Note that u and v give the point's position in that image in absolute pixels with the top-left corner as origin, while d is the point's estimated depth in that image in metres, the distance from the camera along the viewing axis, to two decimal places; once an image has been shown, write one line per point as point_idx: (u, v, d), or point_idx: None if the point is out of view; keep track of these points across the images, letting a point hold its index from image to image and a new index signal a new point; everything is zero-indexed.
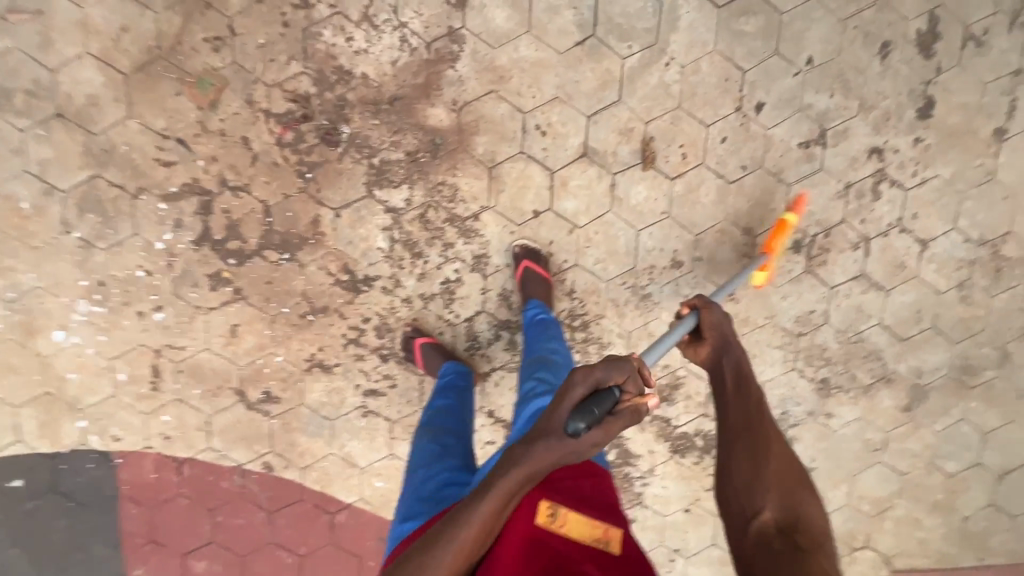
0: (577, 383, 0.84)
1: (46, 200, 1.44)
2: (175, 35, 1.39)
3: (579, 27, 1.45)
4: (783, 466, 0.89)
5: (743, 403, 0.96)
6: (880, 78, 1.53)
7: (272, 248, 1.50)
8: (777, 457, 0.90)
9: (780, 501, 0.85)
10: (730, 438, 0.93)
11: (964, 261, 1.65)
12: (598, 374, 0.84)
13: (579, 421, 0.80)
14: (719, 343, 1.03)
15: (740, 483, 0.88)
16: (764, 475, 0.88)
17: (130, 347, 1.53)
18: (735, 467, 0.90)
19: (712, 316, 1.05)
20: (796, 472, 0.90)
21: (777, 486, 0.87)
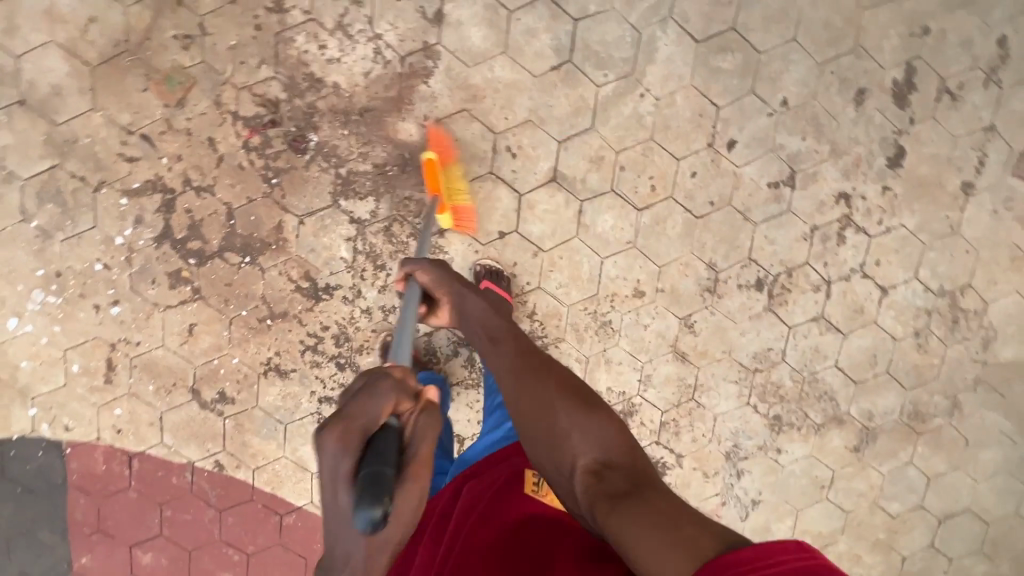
0: (328, 454, 0.67)
1: (5, 186, 1.42)
2: (145, 30, 1.37)
3: (556, 51, 1.45)
4: (577, 398, 0.87)
5: (521, 363, 0.96)
6: (853, 124, 1.54)
7: (234, 251, 1.50)
8: (571, 393, 0.88)
9: (589, 440, 0.82)
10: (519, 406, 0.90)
11: (922, 310, 1.67)
12: (359, 424, 0.68)
13: (370, 512, 0.59)
14: (455, 298, 1.11)
15: (546, 440, 0.85)
16: (560, 419, 0.85)
17: (85, 339, 1.53)
18: (539, 426, 0.86)
19: (431, 275, 1.12)
20: (591, 401, 0.88)
21: (582, 418, 0.84)
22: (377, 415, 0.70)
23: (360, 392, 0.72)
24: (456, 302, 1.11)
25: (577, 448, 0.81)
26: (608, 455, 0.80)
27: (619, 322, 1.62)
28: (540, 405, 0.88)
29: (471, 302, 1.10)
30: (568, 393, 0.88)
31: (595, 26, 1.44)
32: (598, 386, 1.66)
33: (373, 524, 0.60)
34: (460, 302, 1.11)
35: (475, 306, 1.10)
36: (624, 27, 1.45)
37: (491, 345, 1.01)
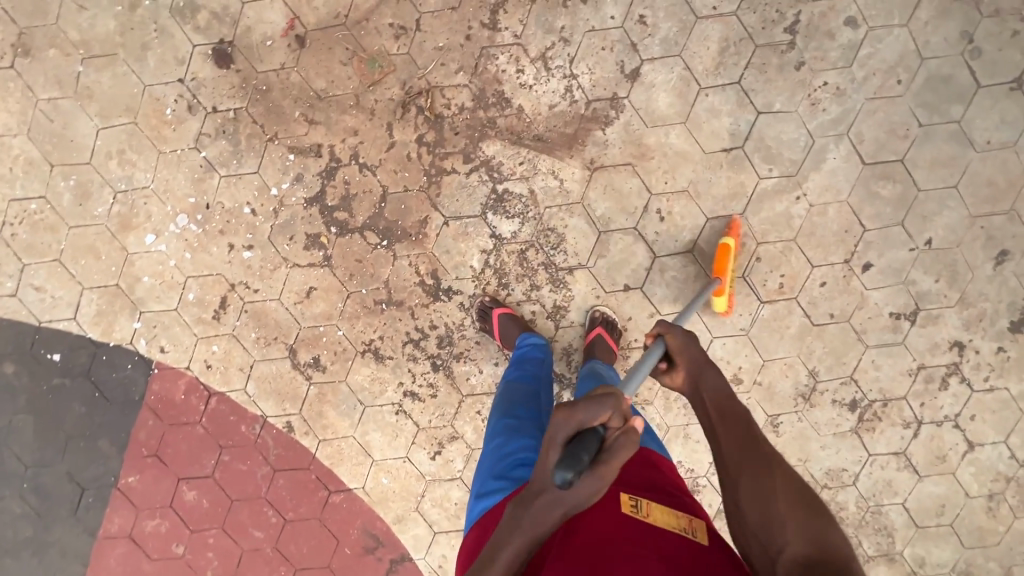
0: (549, 416, 0.73)
1: (189, 113, 1.49)
2: (366, 11, 1.45)
3: (731, 136, 1.50)
4: (792, 488, 0.76)
5: (742, 436, 0.83)
6: (988, 281, 1.57)
7: (374, 232, 1.54)
8: (786, 476, 0.78)
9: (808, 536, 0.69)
10: (731, 472, 0.79)
11: (1002, 475, 1.67)
12: (581, 418, 0.70)
13: (566, 471, 0.67)
14: (694, 365, 0.92)
15: (752, 512, 0.74)
16: (769, 495, 0.75)
17: (210, 272, 1.57)
18: (744, 500, 0.76)
19: (677, 342, 0.94)
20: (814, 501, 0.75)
21: (798, 515, 0.72)
22: (595, 415, 0.71)
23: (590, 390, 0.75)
24: (695, 369, 0.92)
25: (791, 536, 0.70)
26: (828, 554, 0.67)
27: None
28: (749, 477, 0.77)
29: (710, 374, 0.91)
30: (789, 488, 0.76)
31: (774, 123, 1.50)
32: None
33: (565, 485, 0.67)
34: (701, 380, 0.91)
35: (714, 380, 0.90)
36: (801, 131, 1.50)
37: (708, 407, 0.88)
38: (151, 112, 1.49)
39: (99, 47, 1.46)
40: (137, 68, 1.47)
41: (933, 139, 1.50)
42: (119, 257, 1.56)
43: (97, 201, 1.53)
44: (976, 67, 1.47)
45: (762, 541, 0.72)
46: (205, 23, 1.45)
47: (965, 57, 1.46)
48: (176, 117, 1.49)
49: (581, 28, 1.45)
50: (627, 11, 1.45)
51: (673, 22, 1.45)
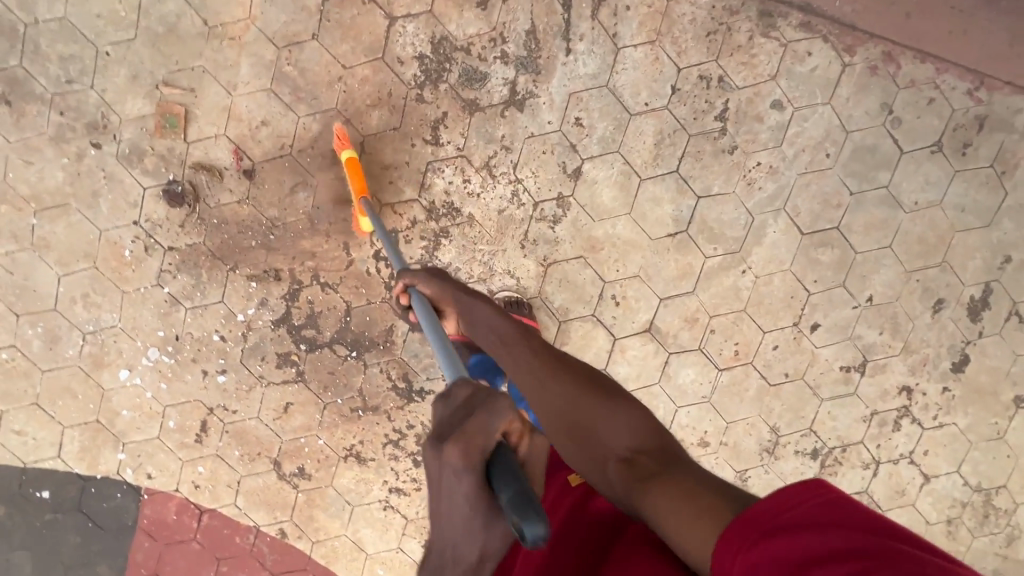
0: (458, 459, 0.54)
1: (147, 253, 1.52)
2: (310, 139, 1.48)
3: (675, 221, 1.57)
4: (603, 395, 0.86)
5: (535, 360, 0.95)
6: (928, 328, 1.67)
7: (343, 344, 1.59)
8: (547, 367, 0.93)
9: (623, 430, 0.80)
10: (562, 405, 0.88)
11: (958, 501, 1.79)
12: (486, 440, 0.55)
13: (535, 528, 0.48)
14: (455, 299, 1.09)
15: (565, 424, 0.86)
16: (575, 411, 0.86)
17: (187, 399, 1.61)
18: (557, 407, 0.88)
19: (432, 286, 1.10)
20: (608, 392, 0.87)
21: (607, 415, 0.83)
22: (498, 434, 0.55)
23: (476, 404, 0.58)
24: (457, 301, 1.08)
25: (629, 429, 0.80)
26: (641, 444, 0.78)
27: None
28: (581, 406, 0.86)
29: (479, 308, 1.06)
30: (584, 386, 0.89)
31: (714, 205, 1.57)
32: None
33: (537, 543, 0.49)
34: (468, 312, 1.07)
35: (485, 312, 1.05)
36: (740, 210, 1.57)
37: (495, 343, 1.03)
38: (110, 255, 1.51)
39: (50, 199, 1.48)
40: (91, 216, 1.49)
41: (865, 205, 1.59)
42: (96, 394, 1.59)
43: (67, 343, 1.56)
44: (897, 136, 1.55)
45: (589, 459, 0.81)
46: (153, 166, 1.47)
47: (887, 128, 1.55)
48: (135, 257, 1.52)
49: (521, 135, 1.50)
50: (563, 115, 1.50)
51: (608, 120, 1.51)
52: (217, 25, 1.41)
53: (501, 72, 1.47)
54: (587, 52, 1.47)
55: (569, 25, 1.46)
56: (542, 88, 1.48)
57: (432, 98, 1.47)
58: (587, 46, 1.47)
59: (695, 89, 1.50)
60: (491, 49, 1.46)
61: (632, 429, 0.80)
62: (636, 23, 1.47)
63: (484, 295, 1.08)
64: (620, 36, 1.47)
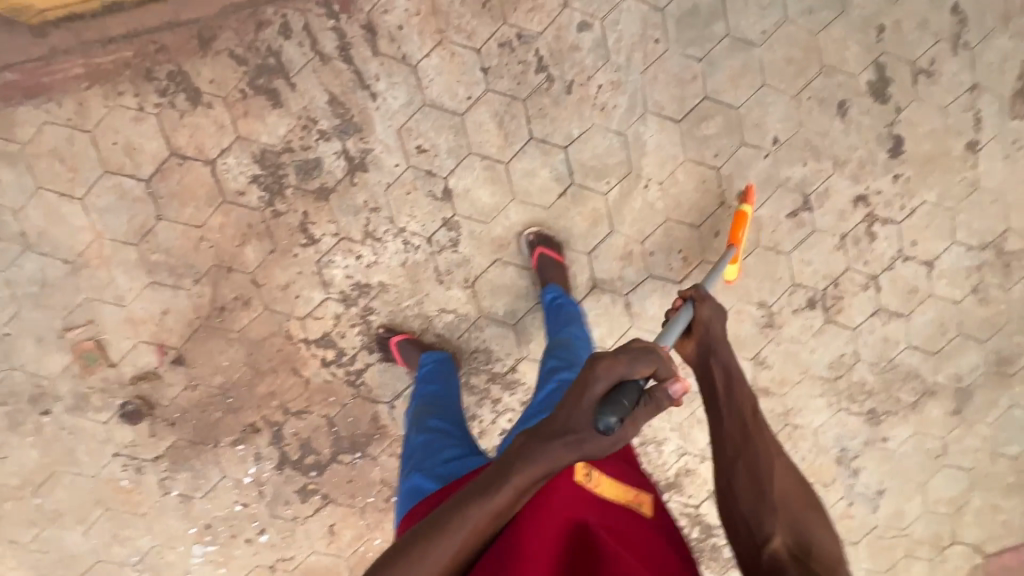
0: (602, 372, 0.80)
1: (141, 472, 1.60)
2: (210, 302, 1.53)
3: (558, 181, 1.56)
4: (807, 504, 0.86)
5: (755, 424, 0.92)
6: (846, 134, 1.61)
7: (345, 452, 1.65)
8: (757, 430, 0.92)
9: (810, 531, 0.82)
10: (747, 458, 0.88)
11: (972, 267, 1.72)
12: (625, 366, 0.81)
13: (611, 416, 0.77)
14: (705, 341, 1.03)
15: (745, 464, 0.88)
16: (762, 484, 0.86)
17: (249, 569, 1.69)
18: (742, 445, 0.90)
19: (714, 315, 1.04)
20: (808, 496, 0.87)
21: (800, 511, 0.84)
22: (638, 371, 0.82)
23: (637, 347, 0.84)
24: (710, 343, 1.02)
25: (817, 539, 0.82)
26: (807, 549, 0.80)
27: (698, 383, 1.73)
28: (767, 467, 0.87)
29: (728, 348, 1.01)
30: (788, 484, 0.87)
31: (584, 146, 1.55)
32: (699, 444, 1.75)
33: (609, 429, 0.77)
34: (714, 347, 1.01)
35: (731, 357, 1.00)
36: (609, 136, 1.55)
37: (715, 373, 0.98)
38: (114, 491, 1.60)
39: (39, 475, 1.58)
40: (78, 470, 1.58)
41: (719, 63, 1.54)
42: None
43: None
44: None
45: (746, 527, 0.83)
46: (101, 400, 1.55)
47: None
48: (134, 482, 1.60)
49: (380, 190, 1.52)
50: (404, 152, 1.50)
51: (446, 131, 1.51)
52: (76, 258, 1.47)
53: (329, 149, 1.48)
54: (391, 86, 1.47)
55: (360, 73, 1.46)
56: (372, 140, 1.49)
57: (287, 207, 1.50)
58: (387, 81, 1.47)
59: (503, 59, 1.49)
60: (308, 135, 1.47)
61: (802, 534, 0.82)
62: (417, 35, 1.46)
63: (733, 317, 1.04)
64: (410, 54, 1.46)
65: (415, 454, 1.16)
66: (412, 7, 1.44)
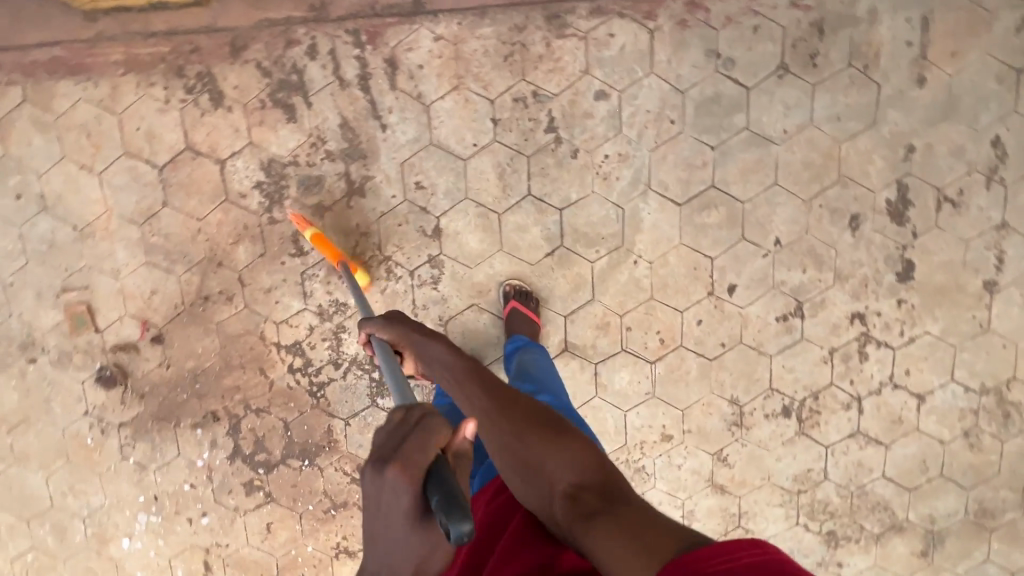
0: (391, 479, 0.63)
1: (105, 434, 1.69)
2: (196, 290, 1.61)
3: (548, 240, 1.56)
4: (555, 435, 0.87)
5: (495, 401, 0.92)
6: (854, 248, 1.55)
7: (294, 457, 1.69)
8: (494, 407, 0.91)
9: (562, 464, 0.82)
10: (498, 441, 0.88)
11: (967, 409, 1.63)
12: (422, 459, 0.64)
13: (458, 526, 0.57)
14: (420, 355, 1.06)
15: (503, 450, 0.87)
16: (524, 444, 0.86)
17: (184, 547, 1.75)
18: (493, 430, 0.89)
19: (394, 331, 1.08)
20: (552, 424, 0.88)
21: (549, 447, 0.85)
22: (436, 446, 0.65)
23: (410, 425, 0.67)
24: (412, 344, 1.07)
25: (573, 454, 0.84)
26: (582, 477, 0.81)
27: (653, 466, 1.68)
28: (515, 434, 0.87)
29: (431, 345, 1.04)
30: (533, 425, 0.88)
31: (579, 211, 1.55)
32: None
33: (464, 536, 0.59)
34: (424, 351, 1.05)
35: (443, 351, 1.03)
36: (606, 206, 1.54)
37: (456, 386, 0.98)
38: (78, 446, 1.70)
39: (15, 417, 1.68)
40: (50, 419, 1.68)
41: (731, 154, 1.52)
42: (111, 567, 1.77)
43: (73, 531, 1.75)
44: (736, 76, 1.48)
45: (537, 493, 0.83)
46: (82, 361, 1.65)
47: (722, 72, 1.48)
48: (97, 442, 1.69)
49: (373, 217, 1.56)
50: (403, 185, 1.54)
51: (446, 173, 1.54)
52: (85, 226, 1.58)
53: (332, 169, 1.54)
54: (402, 121, 1.51)
55: (375, 104, 1.51)
56: (374, 168, 1.54)
57: (283, 216, 1.56)
58: (399, 115, 1.51)
59: (515, 113, 1.50)
60: (316, 153, 1.53)
61: (571, 463, 0.82)
62: (435, 77, 1.49)
63: (439, 334, 1.07)
64: (426, 94, 1.50)
65: None
66: (435, 50, 1.48)
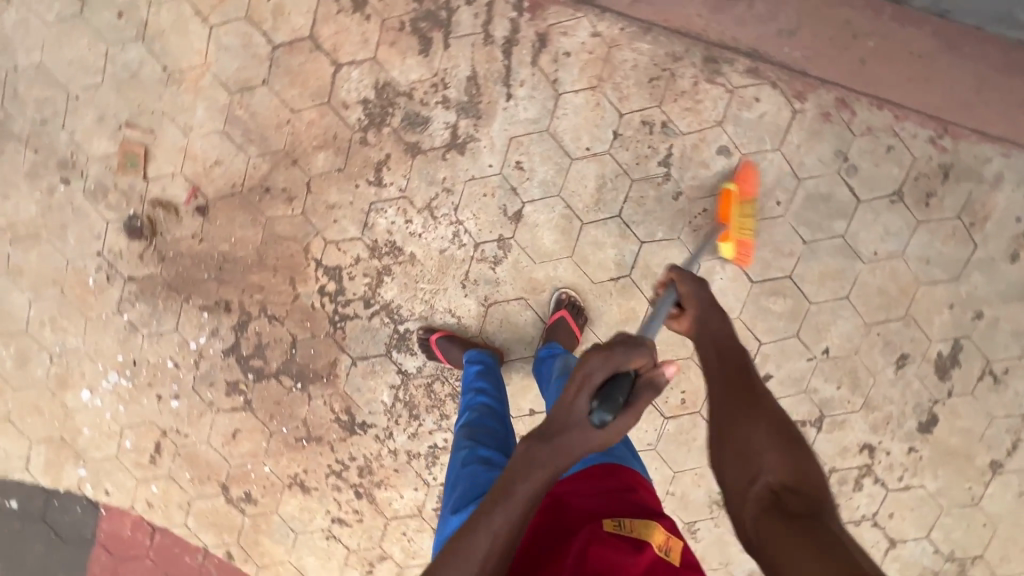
0: (587, 363, 0.78)
1: (108, 281, 1.60)
2: (260, 178, 1.54)
3: (617, 266, 1.55)
4: (788, 437, 0.78)
5: (734, 374, 0.86)
6: (891, 384, 1.58)
7: (288, 375, 1.64)
8: (726, 381, 0.86)
9: (782, 463, 0.75)
10: (724, 407, 0.82)
11: (929, 569, 1.67)
12: (618, 361, 0.77)
13: (605, 412, 0.75)
14: (699, 309, 0.97)
15: (727, 413, 0.82)
16: (743, 416, 0.80)
17: (143, 421, 1.68)
18: (723, 395, 0.84)
19: (688, 287, 1.00)
20: (793, 434, 0.79)
21: (775, 445, 0.77)
22: (632, 364, 0.77)
23: (629, 338, 0.80)
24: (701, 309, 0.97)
25: (791, 466, 0.74)
26: (798, 491, 0.71)
27: None
28: (739, 410, 0.81)
29: (714, 316, 0.96)
30: (768, 412, 0.80)
31: (657, 250, 1.54)
32: None
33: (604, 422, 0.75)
34: (698, 305, 0.98)
35: (715, 320, 0.95)
36: (685, 256, 1.54)
37: (706, 344, 0.93)
38: (76, 283, 1.61)
39: (24, 229, 1.59)
40: (59, 246, 1.59)
41: (818, 254, 1.53)
42: (61, 413, 1.69)
43: (36, 363, 1.66)
44: (853, 184, 1.49)
45: (736, 473, 0.77)
46: (116, 201, 1.57)
47: (842, 175, 1.49)
48: (97, 286, 1.61)
49: (462, 177, 1.53)
50: (503, 159, 1.51)
51: (549, 165, 1.51)
52: (175, 72, 1.50)
53: (442, 116, 1.50)
54: (528, 98, 1.48)
55: (509, 70, 1.47)
56: (483, 132, 1.50)
57: (375, 141, 1.51)
58: (528, 92, 1.48)
59: (637, 135, 1.49)
60: (432, 95, 1.49)
61: (793, 468, 0.74)
62: (577, 69, 1.46)
63: (726, 307, 0.98)
64: (561, 81, 1.47)
65: (459, 482, 1.08)
66: (587, 44, 1.45)
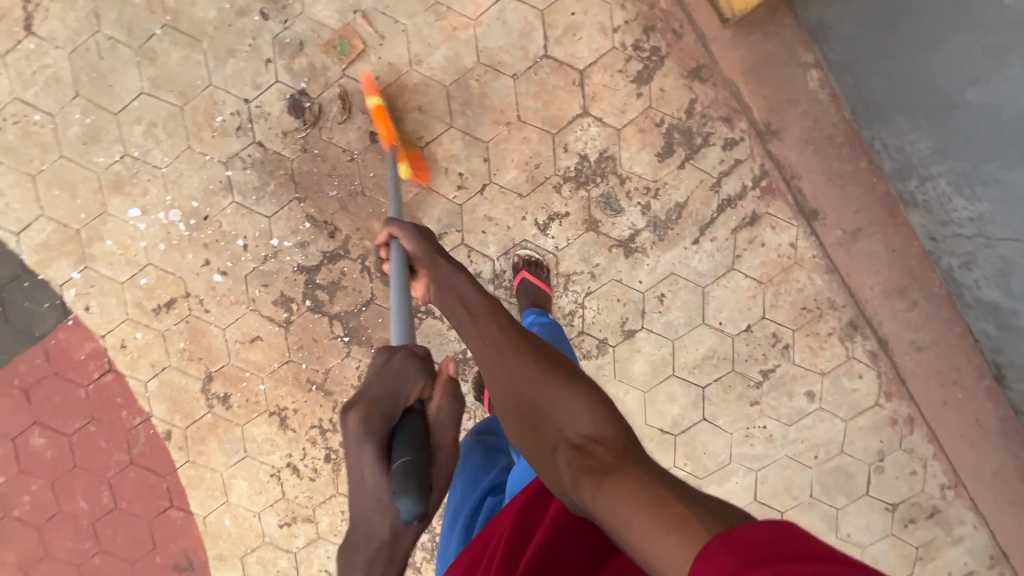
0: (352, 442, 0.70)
1: (236, 131, 1.46)
2: (446, 150, 1.47)
3: (673, 422, 1.65)
4: (557, 380, 0.77)
5: (501, 339, 0.84)
6: None
7: (341, 324, 1.58)
8: (516, 346, 0.83)
9: (576, 413, 0.72)
10: (495, 375, 0.81)
11: None
12: (381, 409, 0.71)
13: (408, 504, 0.64)
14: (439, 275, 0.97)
15: (503, 386, 0.80)
16: (508, 380, 0.80)
17: (172, 271, 1.54)
18: (498, 373, 0.82)
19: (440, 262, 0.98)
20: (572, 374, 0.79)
21: (556, 390, 0.75)
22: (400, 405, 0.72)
23: (387, 375, 0.74)
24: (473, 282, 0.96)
25: (565, 410, 0.73)
26: (598, 431, 0.70)
27: None
28: (510, 377, 0.80)
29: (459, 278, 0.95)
30: (538, 361, 0.80)
31: (709, 432, 1.66)
32: None
33: (412, 514, 0.65)
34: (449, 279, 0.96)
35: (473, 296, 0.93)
36: (725, 449, 1.67)
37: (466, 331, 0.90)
38: (202, 110, 1.45)
39: (188, 27, 1.42)
40: (212, 66, 1.43)
41: (814, 511, 1.72)
42: (94, 210, 1.50)
43: (103, 149, 1.47)
44: (873, 479, 1.70)
45: (535, 449, 0.74)
46: (299, 69, 1.44)
47: (871, 468, 1.69)
48: (222, 127, 1.46)
49: (611, 273, 1.55)
50: (654, 284, 1.56)
51: (683, 313, 1.58)
52: (442, 6, 1.43)
53: (633, 217, 1.51)
54: (708, 253, 1.54)
55: (711, 222, 1.52)
56: (655, 252, 1.54)
57: (566, 194, 1.50)
58: (712, 248, 1.54)
59: (763, 339, 1.60)
60: (640, 194, 1.50)
61: (585, 407, 0.72)
62: (760, 260, 1.55)
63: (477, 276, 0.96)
64: (741, 260, 1.55)
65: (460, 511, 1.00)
66: (782, 248, 1.54)
